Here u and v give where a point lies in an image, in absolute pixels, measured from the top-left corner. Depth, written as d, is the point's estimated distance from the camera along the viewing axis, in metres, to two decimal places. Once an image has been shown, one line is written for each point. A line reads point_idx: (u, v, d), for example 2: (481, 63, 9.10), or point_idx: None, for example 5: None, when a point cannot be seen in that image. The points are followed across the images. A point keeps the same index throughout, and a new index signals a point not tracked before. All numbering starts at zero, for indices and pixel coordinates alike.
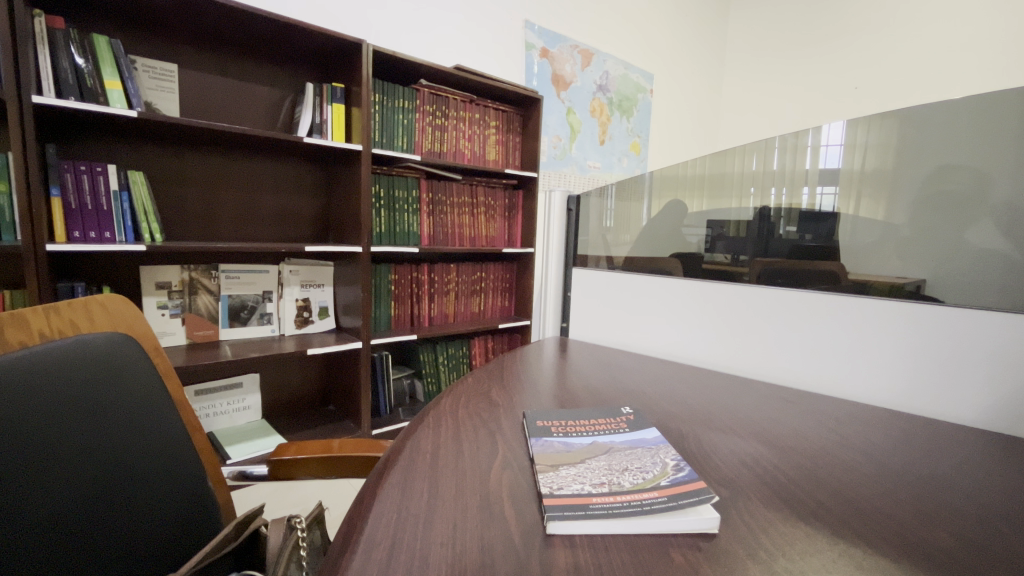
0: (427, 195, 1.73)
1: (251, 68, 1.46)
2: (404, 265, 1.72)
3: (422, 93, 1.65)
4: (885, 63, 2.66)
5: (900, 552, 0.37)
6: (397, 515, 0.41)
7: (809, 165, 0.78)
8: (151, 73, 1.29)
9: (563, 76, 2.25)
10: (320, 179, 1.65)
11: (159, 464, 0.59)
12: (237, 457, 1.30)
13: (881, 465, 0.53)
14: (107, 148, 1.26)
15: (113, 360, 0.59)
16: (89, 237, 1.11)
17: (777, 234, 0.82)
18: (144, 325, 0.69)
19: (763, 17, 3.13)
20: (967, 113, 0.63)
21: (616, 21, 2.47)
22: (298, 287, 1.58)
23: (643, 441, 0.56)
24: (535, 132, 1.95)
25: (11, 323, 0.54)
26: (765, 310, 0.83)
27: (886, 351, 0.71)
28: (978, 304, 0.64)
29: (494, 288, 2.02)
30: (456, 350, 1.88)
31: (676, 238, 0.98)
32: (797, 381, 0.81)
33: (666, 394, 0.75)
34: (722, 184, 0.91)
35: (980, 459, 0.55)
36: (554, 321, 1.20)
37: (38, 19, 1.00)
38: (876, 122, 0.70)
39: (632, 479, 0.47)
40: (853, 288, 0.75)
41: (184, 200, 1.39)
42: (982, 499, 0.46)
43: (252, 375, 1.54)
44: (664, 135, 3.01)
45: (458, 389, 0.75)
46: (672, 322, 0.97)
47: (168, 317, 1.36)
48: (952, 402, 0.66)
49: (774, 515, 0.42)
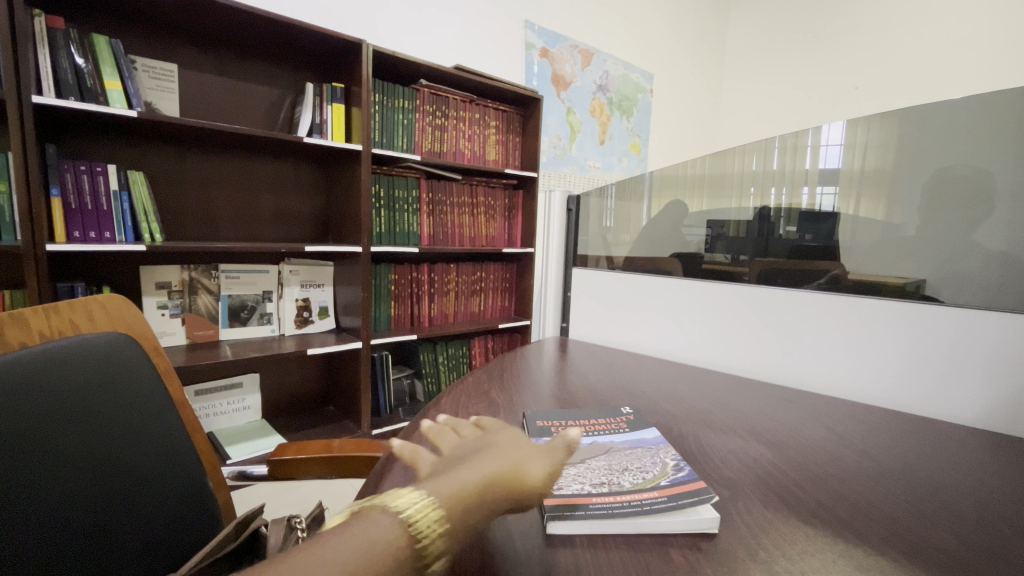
0: (427, 195, 1.72)
1: (251, 67, 1.45)
2: (404, 266, 1.72)
3: (422, 94, 1.64)
4: (886, 62, 2.66)
5: (901, 552, 0.37)
6: None
7: (809, 165, 0.78)
8: (151, 73, 1.29)
9: (563, 76, 2.25)
10: (320, 179, 1.65)
11: (158, 465, 0.59)
12: (237, 457, 1.30)
13: (882, 466, 0.53)
14: (106, 147, 1.25)
15: (113, 361, 0.59)
16: (89, 237, 1.11)
17: (777, 234, 0.82)
18: (144, 325, 0.69)
19: (762, 17, 3.13)
20: (967, 114, 0.63)
21: (616, 21, 2.47)
22: (298, 287, 1.57)
23: (644, 441, 0.56)
24: (535, 132, 1.95)
25: (11, 323, 0.54)
26: (764, 310, 0.83)
27: (886, 350, 0.71)
28: (979, 305, 0.64)
29: (494, 288, 2.02)
30: (456, 350, 1.88)
31: (677, 237, 0.98)
32: (795, 380, 0.81)
33: (665, 394, 0.75)
34: (722, 184, 0.91)
35: (980, 458, 0.55)
36: (554, 321, 1.20)
37: (38, 19, 1.00)
38: (876, 122, 0.70)
39: (632, 479, 0.46)
40: (854, 288, 0.75)
41: (183, 198, 1.39)
42: (981, 499, 0.46)
43: (252, 375, 1.54)
44: (664, 135, 3.01)
45: (458, 389, 0.75)
46: (672, 321, 0.97)
47: (168, 317, 1.36)
48: (949, 403, 0.67)
49: (774, 515, 0.42)
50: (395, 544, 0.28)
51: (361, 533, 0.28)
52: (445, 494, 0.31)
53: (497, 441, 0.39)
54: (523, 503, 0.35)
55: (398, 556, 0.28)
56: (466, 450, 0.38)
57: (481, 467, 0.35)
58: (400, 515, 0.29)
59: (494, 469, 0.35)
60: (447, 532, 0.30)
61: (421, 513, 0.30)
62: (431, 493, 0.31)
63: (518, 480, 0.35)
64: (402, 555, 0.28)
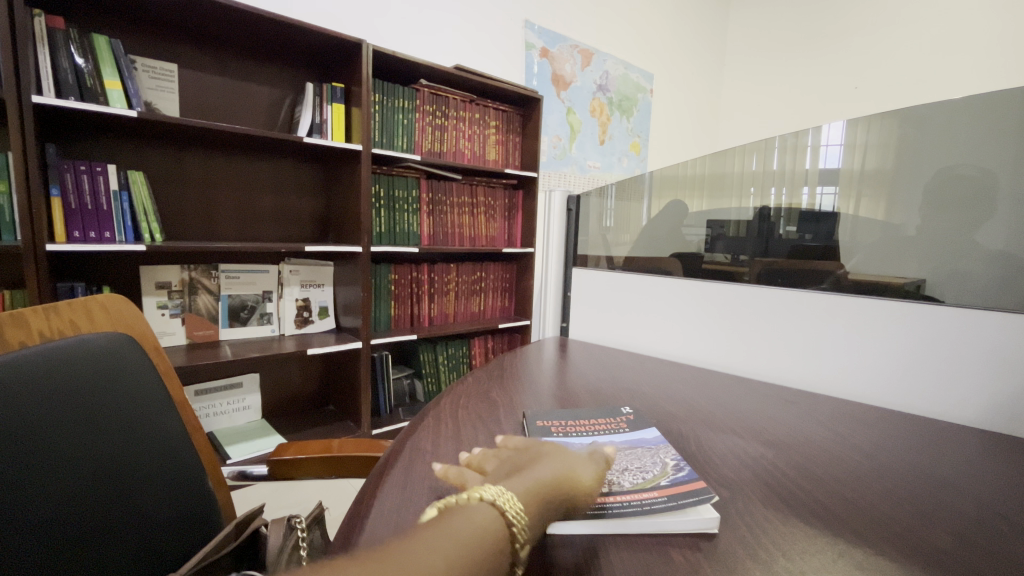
0: (427, 195, 1.72)
1: (251, 67, 1.45)
2: (404, 266, 1.72)
3: (422, 94, 1.64)
4: (886, 62, 2.66)
5: (902, 552, 0.37)
6: (397, 514, 0.41)
7: (809, 165, 0.78)
8: (151, 73, 1.29)
9: (563, 76, 2.25)
10: (320, 179, 1.65)
11: (158, 466, 0.59)
12: (237, 457, 1.30)
13: (882, 466, 0.53)
14: (106, 148, 1.26)
15: (112, 361, 0.59)
16: (89, 237, 1.11)
17: (777, 233, 0.82)
18: (144, 325, 0.69)
19: (762, 18, 3.13)
20: (967, 114, 0.63)
21: (616, 21, 2.47)
22: (298, 287, 1.58)
23: (644, 440, 0.56)
24: (535, 132, 1.95)
25: (11, 323, 0.54)
26: (764, 310, 0.83)
27: (886, 350, 0.71)
28: (979, 304, 0.64)
29: (494, 288, 2.02)
30: (456, 350, 1.88)
31: (677, 237, 0.98)
32: (795, 380, 0.81)
33: (665, 394, 0.75)
34: (722, 184, 0.91)
35: (981, 458, 0.55)
36: (554, 321, 1.20)
37: (38, 19, 1.00)
38: (876, 122, 0.70)
39: (632, 479, 0.46)
40: (853, 288, 0.75)
41: (183, 198, 1.39)
42: (981, 499, 0.46)
43: (252, 375, 1.54)
44: (664, 135, 3.01)
45: (459, 389, 0.75)
46: (672, 321, 0.97)
47: (169, 317, 1.36)
48: (950, 403, 0.67)
49: (773, 515, 0.42)
50: (491, 527, 0.34)
51: (459, 521, 0.34)
52: (520, 491, 0.38)
53: (544, 451, 0.45)
54: (578, 504, 0.40)
55: (494, 538, 0.34)
56: (519, 459, 0.44)
57: (541, 471, 0.41)
58: (489, 505, 0.36)
59: (552, 473, 0.41)
60: (528, 520, 0.36)
61: (506, 502, 0.36)
62: (509, 489, 0.38)
63: (571, 482, 0.41)
64: (498, 536, 0.34)
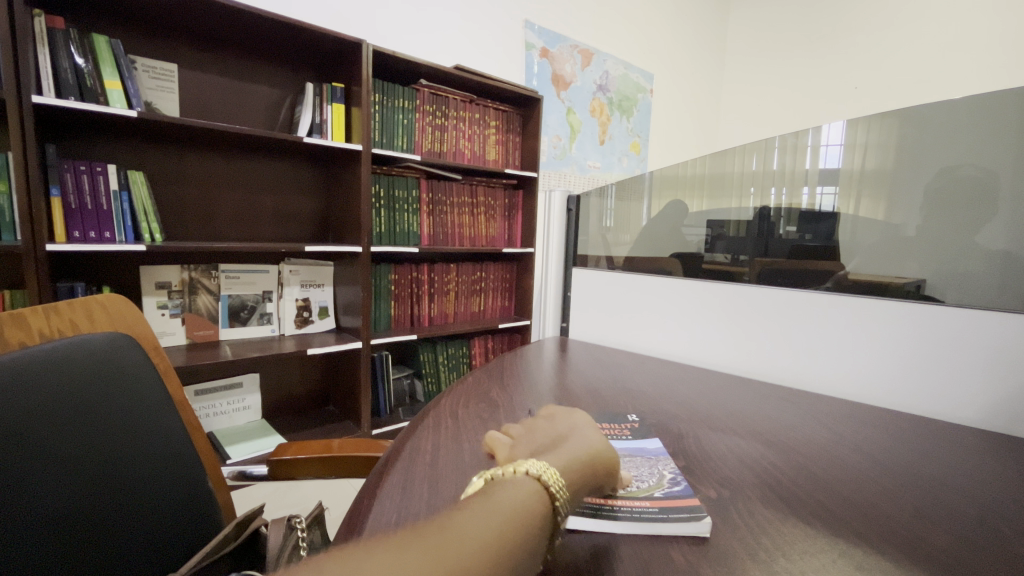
0: (427, 195, 1.72)
1: (251, 67, 1.45)
2: (404, 266, 1.72)
3: (422, 94, 1.64)
4: (887, 62, 2.65)
5: (902, 553, 0.37)
6: (397, 515, 0.41)
7: (809, 165, 0.78)
8: (151, 73, 1.29)
9: (563, 76, 2.25)
10: (320, 179, 1.65)
11: (157, 464, 0.59)
12: (237, 457, 1.31)
13: (883, 466, 0.52)
14: (106, 148, 1.25)
15: (111, 360, 0.59)
16: (89, 237, 1.11)
17: (777, 233, 0.82)
18: (144, 325, 0.69)
19: (762, 17, 3.13)
20: (967, 114, 0.63)
21: (616, 21, 2.47)
22: (298, 287, 1.58)
23: (644, 449, 0.55)
24: (535, 132, 1.95)
25: (11, 322, 0.54)
26: (765, 310, 0.83)
27: (886, 350, 0.71)
28: (980, 304, 0.64)
29: (494, 288, 2.01)
30: (456, 350, 1.88)
31: (677, 237, 0.98)
32: (795, 380, 0.81)
33: (665, 394, 0.75)
34: (722, 184, 0.91)
35: (979, 458, 0.55)
36: (554, 321, 1.20)
37: (38, 19, 1.00)
38: (876, 122, 0.70)
39: (626, 487, 0.47)
40: (854, 288, 0.74)
41: (183, 198, 1.39)
42: (981, 498, 0.46)
43: (252, 375, 1.54)
44: (665, 135, 3.01)
45: (458, 389, 0.75)
46: (673, 321, 0.96)
47: (168, 317, 1.36)
48: (949, 403, 0.67)
49: (773, 515, 0.42)
50: (536, 498, 0.35)
51: (505, 495, 0.35)
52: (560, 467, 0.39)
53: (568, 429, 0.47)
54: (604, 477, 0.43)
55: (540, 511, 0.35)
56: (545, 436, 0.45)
57: (574, 449, 0.42)
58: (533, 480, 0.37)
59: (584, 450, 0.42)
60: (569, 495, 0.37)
61: (550, 477, 0.37)
62: (550, 464, 0.39)
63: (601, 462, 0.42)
64: (543, 509, 0.35)
